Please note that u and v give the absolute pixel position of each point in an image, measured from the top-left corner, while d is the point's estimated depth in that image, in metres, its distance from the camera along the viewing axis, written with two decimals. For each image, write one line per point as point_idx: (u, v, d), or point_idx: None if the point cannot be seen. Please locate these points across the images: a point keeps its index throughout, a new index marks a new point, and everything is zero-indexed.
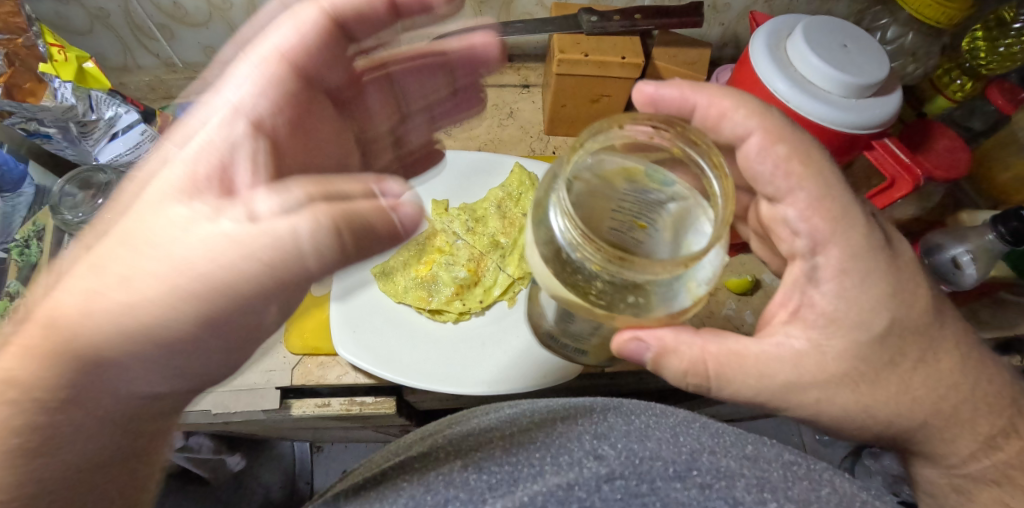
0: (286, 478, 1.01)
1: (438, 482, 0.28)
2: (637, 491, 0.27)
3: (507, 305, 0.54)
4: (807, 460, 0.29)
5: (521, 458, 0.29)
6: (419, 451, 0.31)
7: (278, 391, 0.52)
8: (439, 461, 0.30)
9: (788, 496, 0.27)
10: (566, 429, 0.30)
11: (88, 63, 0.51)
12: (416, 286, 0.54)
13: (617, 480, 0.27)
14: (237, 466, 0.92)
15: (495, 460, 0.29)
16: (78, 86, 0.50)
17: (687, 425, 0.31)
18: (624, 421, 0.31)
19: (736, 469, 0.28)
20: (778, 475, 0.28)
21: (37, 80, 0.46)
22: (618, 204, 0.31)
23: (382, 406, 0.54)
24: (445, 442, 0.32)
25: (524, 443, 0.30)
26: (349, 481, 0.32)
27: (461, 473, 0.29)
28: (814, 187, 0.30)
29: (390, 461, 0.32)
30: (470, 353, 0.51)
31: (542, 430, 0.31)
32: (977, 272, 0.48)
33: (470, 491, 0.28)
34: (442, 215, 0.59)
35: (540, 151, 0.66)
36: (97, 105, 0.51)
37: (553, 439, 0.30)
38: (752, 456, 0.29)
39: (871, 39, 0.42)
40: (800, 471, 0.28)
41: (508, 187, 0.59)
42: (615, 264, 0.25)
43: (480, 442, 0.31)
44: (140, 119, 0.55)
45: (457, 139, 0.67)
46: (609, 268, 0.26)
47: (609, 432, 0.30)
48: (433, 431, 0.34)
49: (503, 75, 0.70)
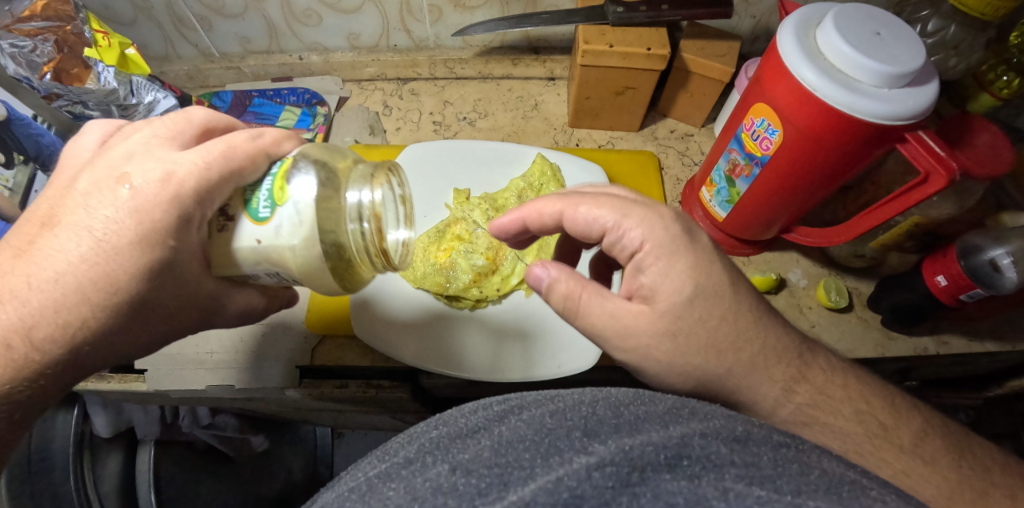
0: (306, 463, 1.06)
1: (426, 490, 0.28)
2: (628, 479, 0.26)
3: (524, 294, 0.55)
4: (795, 441, 0.30)
5: (509, 460, 0.29)
6: (408, 458, 0.32)
7: (298, 370, 0.54)
8: (425, 468, 0.31)
9: (779, 485, 0.26)
10: (555, 425, 0.31)
11: (130, 49, 0.52)
12: (434, 272, 0.54)
13: (607, 467, 0.27)
14: (260, 447, 0.95)
15: (481, 462, 0.29)
16: (120, 71, 0.51)
17: (676, 413, 0.32)
18: (611, 412, 0.32)
19: (726, 456, 0.28)
20: (767, 460, 0.28)
21: (84, 66, 0.49)
22: (357, 212, 0.35)
23: (398, 390, 0.54)
24: (432, 447, 0.33)
25: (512, 443, 0.30)
26: (334, 494, 0.33)
27: (449, 479, 0.29)
28: (631, 215, 0.37)
29: (375, 468, 0.33)
30: (425, 327, 0.51)
31: (530, 429, 0.31)
32: (1017, 277, 0.46)
33: (459, 495, 0.27)
34: (463, 204, 0.59)
35: (563, 143, 0.67)
36: (138, 90, 0.53)
37: (542, 437, 0.30)
38: (741, 439, 0.29)
39: (905, 26, 0.40)
40: (791, 455, 0.28)
41: (529, 177, 0.59)
42: (384, 262, 0.37)
43: (466, 445, 0.32)
44: (177, 105, 0.56)
45: (481, 130, 0.68)
46: (377, 263, 0.37)
47: (597, 428, 0.30)
48: (416, 434, 0.35)
49: (529, 67, 0.70)
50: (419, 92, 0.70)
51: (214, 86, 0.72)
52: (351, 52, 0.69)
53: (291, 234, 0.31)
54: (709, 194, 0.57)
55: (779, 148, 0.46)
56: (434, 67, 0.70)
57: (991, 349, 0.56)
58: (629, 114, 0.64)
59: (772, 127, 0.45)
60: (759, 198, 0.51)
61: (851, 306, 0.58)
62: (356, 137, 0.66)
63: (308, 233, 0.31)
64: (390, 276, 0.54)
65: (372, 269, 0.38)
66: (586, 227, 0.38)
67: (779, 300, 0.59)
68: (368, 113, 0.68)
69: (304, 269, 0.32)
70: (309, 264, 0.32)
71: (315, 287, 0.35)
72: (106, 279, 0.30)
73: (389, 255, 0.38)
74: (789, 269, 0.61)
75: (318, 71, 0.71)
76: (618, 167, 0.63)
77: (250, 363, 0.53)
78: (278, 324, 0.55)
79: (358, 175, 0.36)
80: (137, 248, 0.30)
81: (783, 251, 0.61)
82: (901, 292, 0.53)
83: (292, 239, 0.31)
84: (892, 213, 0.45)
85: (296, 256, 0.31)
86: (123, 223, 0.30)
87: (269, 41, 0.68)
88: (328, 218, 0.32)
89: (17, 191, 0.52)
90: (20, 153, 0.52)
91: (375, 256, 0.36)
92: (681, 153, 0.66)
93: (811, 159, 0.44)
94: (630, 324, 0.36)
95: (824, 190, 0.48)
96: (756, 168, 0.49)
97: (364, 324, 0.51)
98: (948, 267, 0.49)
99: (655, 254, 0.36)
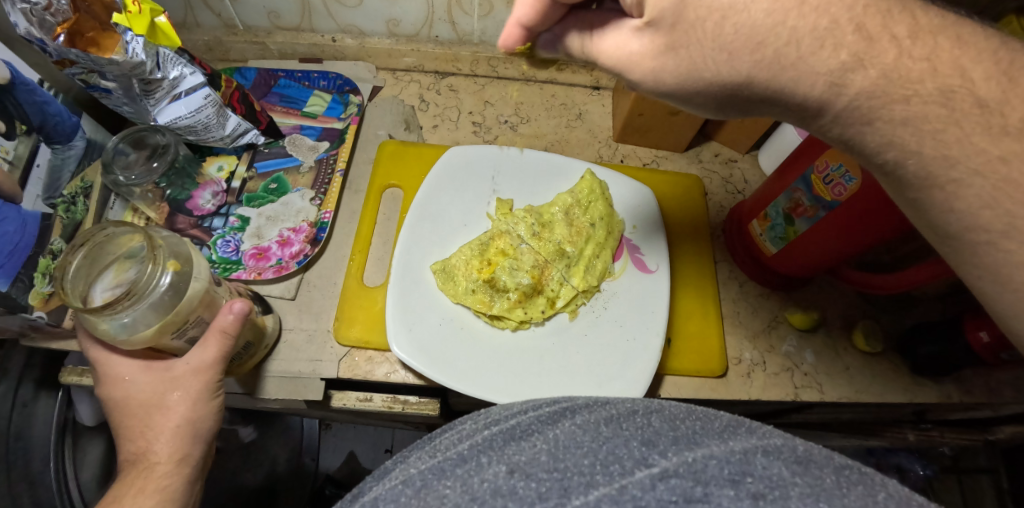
0: (291, 452, 0.95)
1: (484, 491, 0.27)
2: (692, 493, 0.25)
3: (568, 317, 0.51)
4: (856, 465, 0.27)
5: (570, 466, 0.27)
6: (460, 454, 0.31)
7: (322, 383, 0.50)
8: (481, 467, 0.29)
9: (845, 503, 0.24)
10: (612, 434, 0.29)
11: (160, 17, 0.45)
12: (477, 289, 0.51)
13: (671, 479, 0.25)
14: (246, 437, 0.89)
15: (542, 465, 0.28)
16: (149, 42, 0.45)
17: (734, 431, 0.29)
18: (669, 425, 0.29)
19: (789, 478, 0.25)
20: (832, 482, 0.25)
21: (102, 29, 0.42)
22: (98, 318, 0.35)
23: (426, 407, 0.52)
24: (484, 445, 0.31)
25: (571, 448, 0.28)
26: (381, 488, 0.31)
27: (508, 480, 0.27)
28: None
29: (423, 463, 0.32)
30: (502, 363, 0.49)
31: (587, 435, 0.29)
32: None
33: (519, 498, 0.26)
34: (507, 216, 0.55)
35: (608, 158, 0.64)
36: (165, 63, 0.47)
37: (601, 444, 0.28)
38: (802, 460, 0.26)
39: None
40: (854, 477, 0.25)
41: (577, 193, 0.56)
42: (146, 296, 0.35)
43: (521, 447, 0.30)
44: (206, 83, 0.50)
45: (523, 136, 0.65)
46: (151, 296, 0.36)
47: (656, 439, 0.28)
48: (467, 432, 0.34)
49: (575, 74, 0.67)
50: (457, 89, 0.67)
51: (235, 61, 0.66)
52: (389, 39, 0.65)
53: (127, 343, 0.38)
54: (761, 227, 0.54)
55: (852, 198, 0.41)
56: (476, 63, 0.67)
57: (1010, 400, 0.54)
58: (679, 135, 0.62)
59: (850, 174, 0.41)
60: (814, 244, 0.48)
61: (884, 350, 0.56)
62: (390, 132, 0.63)
63: (121, 336, 0.36)
64: (429, 292, 0.51)
65: (169, 290, 0.37)
66: None
67: (816, 339, 0.56)
68: (403, 107, 0.65)
69: (147, 336, 0.37)
70: (151, 337, 0.38)
71: (176, 320, 0.38)
72: (133, 423, 0.41)
73: (159, 277, 0.36)
74: (826, 307, 0.58)
75: (351, 55, 0.66)
76: (664, 190, 0.62)
77: (272, 372, 0.49)
78: (302, 331, 0.52)
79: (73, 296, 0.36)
80: (135, 390, 0.41)
81: (820, 291, 0.58)
82: (939, 341, 0.51)
83: (131, 339, 0.37)
84: (923, 278, 0.45)
85: (133, 340, 0.37)
86: (123, 366, 0.41)
87: (301, 19, 0.62)
88: (111, 334, 0.36)
89: (17, 165, 0.45)
90: (23, 122, 0.46)
91: (140, 304, 0.35)
92: (725, 179, 0.64)
93: (875, 218, 0.41)
94: (711, 77, 0.30)
95: (851, 255, 0.48)
96: (822, 212, 0.45)
97: (441, 364, 0.47)
98: (993, 325, 0.47)
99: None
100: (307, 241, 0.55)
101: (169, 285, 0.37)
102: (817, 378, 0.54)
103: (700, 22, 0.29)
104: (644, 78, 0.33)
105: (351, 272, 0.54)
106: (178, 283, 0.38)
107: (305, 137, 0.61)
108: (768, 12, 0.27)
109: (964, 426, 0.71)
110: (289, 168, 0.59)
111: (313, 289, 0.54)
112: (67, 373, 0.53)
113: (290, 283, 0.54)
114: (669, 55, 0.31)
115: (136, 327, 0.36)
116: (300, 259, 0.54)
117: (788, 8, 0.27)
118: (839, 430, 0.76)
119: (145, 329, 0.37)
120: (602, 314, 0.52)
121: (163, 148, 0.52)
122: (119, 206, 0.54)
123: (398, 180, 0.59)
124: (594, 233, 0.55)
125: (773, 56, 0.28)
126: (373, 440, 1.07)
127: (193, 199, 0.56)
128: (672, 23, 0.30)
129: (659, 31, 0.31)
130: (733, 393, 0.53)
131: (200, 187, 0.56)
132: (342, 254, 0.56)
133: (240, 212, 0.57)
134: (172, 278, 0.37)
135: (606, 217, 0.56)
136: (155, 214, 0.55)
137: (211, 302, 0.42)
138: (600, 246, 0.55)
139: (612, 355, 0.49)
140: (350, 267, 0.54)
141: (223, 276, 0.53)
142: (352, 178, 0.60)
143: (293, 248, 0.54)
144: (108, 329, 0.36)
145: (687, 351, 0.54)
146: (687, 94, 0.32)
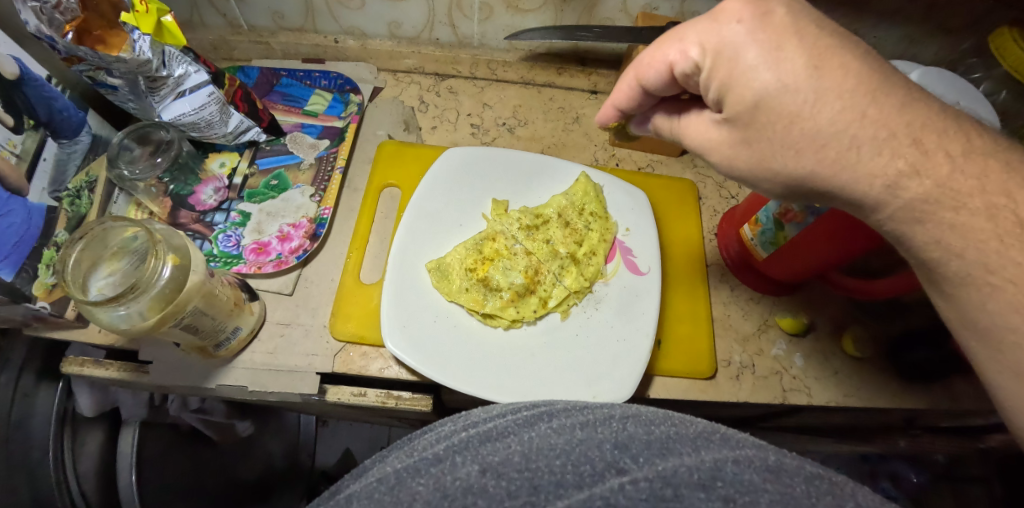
0: (288, 447, 0.96)
1: (455, 488, 0.27)
2: (663, 495, 0.25)
3: (560, 317, 0.52)
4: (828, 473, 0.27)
5: (541, 466, 0.28)
6: (436, 454, 0.31)
7: (317, 376, 0.51)
8: (456, 466, 0.29)
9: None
10: (586, 437, 0.30)
11: (166, 16, 0.46)
12: (471, 287, 0.52)
13: (640, 482, 0.26)
14: (245, 432, 0.86)
15: (514, 465, 0.28)
16: (156, 40, 0.45)
17: (706, 438, 0.29)
18: (644, 429, 0.30)
19: (759, 485, 0.25)
20: (802, 491, 0.25)
21: (109, 27, 0.44)
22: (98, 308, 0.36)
23: (418, 402, 0.52)
24: (461, 445, 0.31)
25: (544, 450, 0.29)
26: (363, 483, 0.31)
27: (480, 479, 0.28)
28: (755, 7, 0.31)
29: (402, 462, 0.32)
30: (492, 360, 0.49)
31: (562, 438, 0.30)
32: None
33: (489, 496, 0.26)
34: (501, 216, 0.56)
35: (603, 161, 0.65)
36: (170, 61, 0.47)
37: (573, 446, 0.29)
38: (774, 468, 0.27)
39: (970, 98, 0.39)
40: (824, 488, 0.26)
41: (571, 196, 0.57)
42: (147, 289, 0.36)
43: (495, 448, 0.30)
44: (210, 81, 0.51)
45: (521, 139, 0.66)
46: (152, 289, 0.37)
47: (630, 443, 0.29)
48: (445, 434, 0.34)
49: (572, 78, 0.69)
50: (457, 91, 0.68)
51: (239, 60, 0.67)
52: (390, 41, 0.66)
53: (128, 334, 0.39)
54: (752, 231, 0.54)
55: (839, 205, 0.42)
56: (476, 66, 0.68)
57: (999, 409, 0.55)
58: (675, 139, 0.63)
59: None
60: (801, 249, 0.49)
61: (873, 357, 0.56)
62: (389, 132, 0.64)
63: (121, 327, 0.38)
64: (424, 290, 0.52)
65: (168, 285, 0.38)
66: (655, 79, 0.36)
67: (805, 343, 0.57)
68: (403, 108, 0.66)
69: (146, 328, 0.39)
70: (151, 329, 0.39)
71: (174, 312, 0.40)
72: None
73: (160, 269, 0.37)
74: (816, 312, 0.58)
75: (353, 56, 0.67)
76: (657, 193, 0.63)
77: (268, 365, 0.51)
78: (299, 325, 0.53)
79: (76, 288, 0.37)
80: None
81: (811, 295, 0.59)
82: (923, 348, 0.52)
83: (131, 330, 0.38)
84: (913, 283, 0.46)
85: (133, 331, 0.39)
86: None
87: (304, 20, 0.63)
88: (112, 325, 0.37)
89: (24, 159, 0.46)
90: (31, 116, 0.47)
91: (139, 297, 0.36)
92: (719, 184, 0.65)
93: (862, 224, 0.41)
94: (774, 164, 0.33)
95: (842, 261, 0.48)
96: (811, 217, 0.46)
97: (434, 362, 0.48)
98: None
99: (722, 62, 0.31)
100: (307, 236, 0.56)
101: (169, 280, 0.38)
102: (804, 382, 0.55)
103: (770, 125, 0.31)
104: (719, 162, 0.36)
105: (348, 268, 0.55)
106: (176, 278, 0.39)
107: (305, 135, 0.62)
108: (833, 99, 0.30)
109: (954, 433, 0.71)
110: (290, 165, 0.61)
111: (311, 284, 0.55)
112: (69, 363, 0.53)
113: (289, 278, 0.55)
114: (741, 147, 0.34)
115: (136, 318, 0.37)
116: (300, 254, 0.55)
117: (851, 122, 0.29)
118: (833, 435, 0.76)
119: (144, 321, 0.38)
120: (593, 314, 0.53)
121: (165, 146, 0.53)
122: (123, 200, 0.56)
123: (396, 180, 0.60)
124: (587, 235, 0.56)
125: (836, 159, 0.30)
126: (370, 437, 1.07)
127: (194, 195, 0.57)
128: (747, 125, 0.32)
129: (736, 127, 0.33)
130: (722, 395, 0.54)
131: (203, 182, 0.58)
132: (340, 250, 0.57)
133: (241, 208, 0.58)
134: (173, 271, 0.39)
135: (600, 219, 0.57)
136: (158, 208, 0.56)
137: (209, 292, 0.43)
138: (594, 248, 0.56)
139: (602, 355, 0.50)
140: (346, 263, 0.55)
141: (224, 269, 0.54)
142: (351, 176, 0.61)
143: (293, 243, 0.55)
144: (110, 322, 0.37)
145: (676, 353, 0.55)
146: (755, 180, 0.35)
